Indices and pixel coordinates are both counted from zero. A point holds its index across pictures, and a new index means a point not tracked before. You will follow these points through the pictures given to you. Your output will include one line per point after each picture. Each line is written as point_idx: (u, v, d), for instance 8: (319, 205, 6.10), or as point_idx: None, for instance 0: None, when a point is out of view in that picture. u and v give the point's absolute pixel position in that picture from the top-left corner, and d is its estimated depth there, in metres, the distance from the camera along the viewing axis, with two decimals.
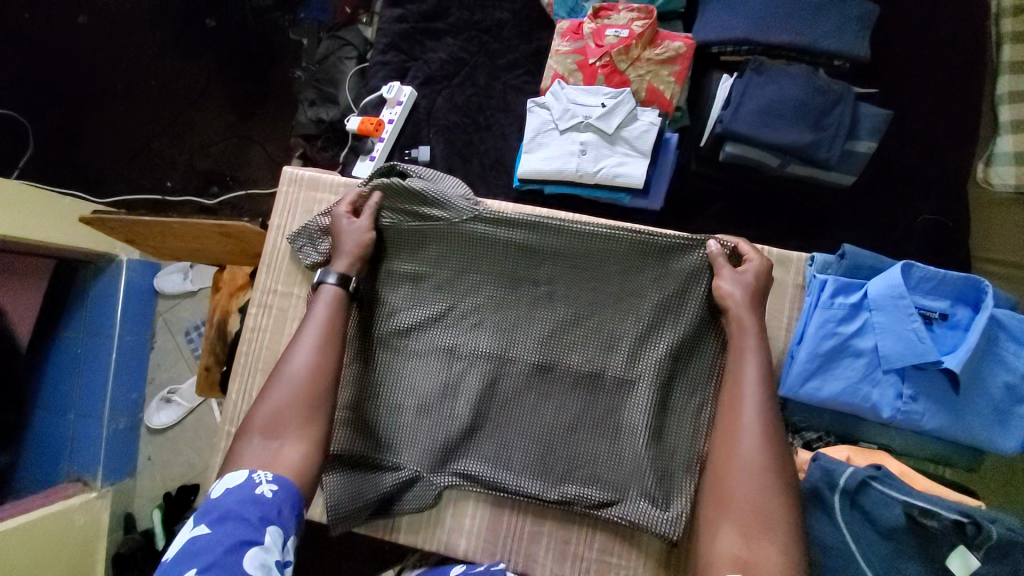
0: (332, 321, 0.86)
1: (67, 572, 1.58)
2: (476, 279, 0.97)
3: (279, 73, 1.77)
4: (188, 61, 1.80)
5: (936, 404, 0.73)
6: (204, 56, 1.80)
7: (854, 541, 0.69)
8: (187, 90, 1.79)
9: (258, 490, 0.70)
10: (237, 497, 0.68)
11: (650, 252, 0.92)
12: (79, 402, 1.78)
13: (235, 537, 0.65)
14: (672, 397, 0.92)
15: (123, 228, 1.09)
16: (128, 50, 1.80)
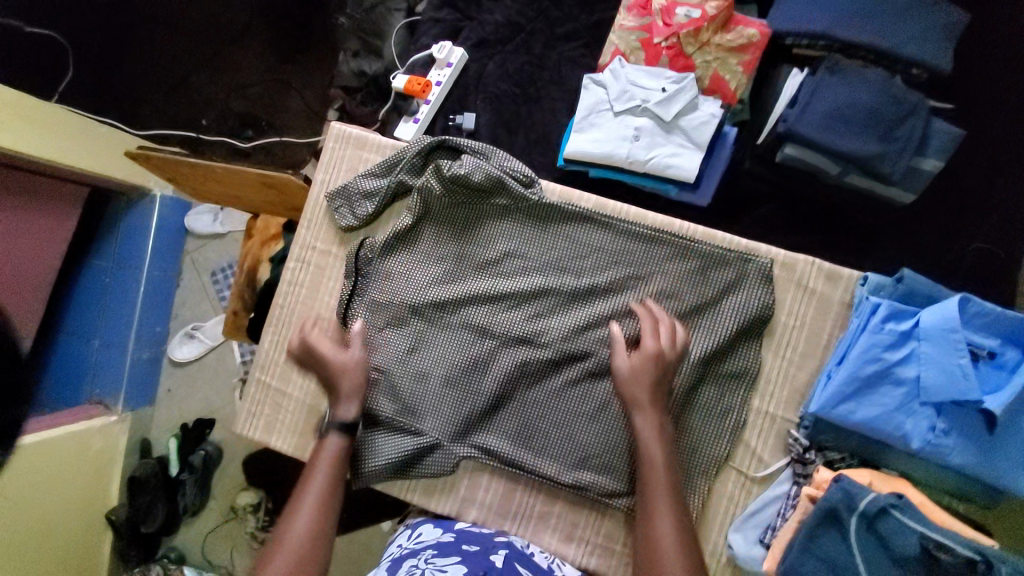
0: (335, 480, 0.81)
1: (83, 490, 1.70)
2: (523, 259, 0.95)
3: (325, 19, 1.72)
4: None
5: (970, 442, 0.72)
6: None
7: (862, 563, 0.69)
8: (230, 27, 1.75)
9: None
10: None
11: (693, 257, 0.91)
12: (105, 329, 1.84)
13: None
14: (704, 389, 0.88)
15: (166, 166, 1.08)
16: None
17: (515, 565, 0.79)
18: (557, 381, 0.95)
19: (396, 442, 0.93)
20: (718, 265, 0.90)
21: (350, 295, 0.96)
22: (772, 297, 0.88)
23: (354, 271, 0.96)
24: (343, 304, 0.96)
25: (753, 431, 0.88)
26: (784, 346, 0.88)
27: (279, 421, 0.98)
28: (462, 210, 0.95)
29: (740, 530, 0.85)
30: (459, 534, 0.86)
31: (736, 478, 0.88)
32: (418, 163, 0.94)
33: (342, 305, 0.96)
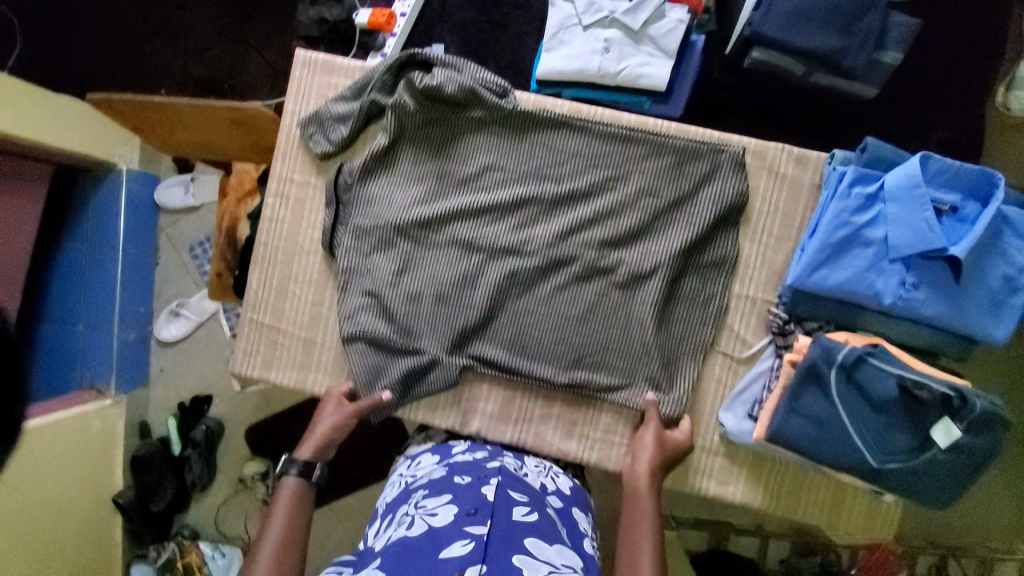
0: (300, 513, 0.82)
1: (88, 472, 1.69)
2: (504, 171, 0.96)
3: None
4: None
5: (936, 293, 0.76)
6: None
7: (849, 415, 0.73)
8: None
9: None
10: None
11: (668, 152, 0.93)
12: (88, 313, 1.80)
13: None
14: (684, 280, 0.93)
15: (131, 114, 1.04)
16: None
17: (507, 494, 0.78)
18: (548, 288, 0.97)
19: (397, 360, 0.95)
20: (692, 158, 0.92)
21: (334, 222, 0.96)
22: (746, 183, 0.90)
23: (334, 198, 0.96)
24: (327, 232, 0.96)
25: (736, 316, 0.91)
26: (760, 231, 0.91)
27: (276, 358, 0.98)
28: (438, 127, 0.95)
29: (729, 409, 0.90)
30: (450, 468, 0.86)
31: (723, 361, 0.92)
32: (389, 81, 0.93)
33: (327, 233, 0.96)
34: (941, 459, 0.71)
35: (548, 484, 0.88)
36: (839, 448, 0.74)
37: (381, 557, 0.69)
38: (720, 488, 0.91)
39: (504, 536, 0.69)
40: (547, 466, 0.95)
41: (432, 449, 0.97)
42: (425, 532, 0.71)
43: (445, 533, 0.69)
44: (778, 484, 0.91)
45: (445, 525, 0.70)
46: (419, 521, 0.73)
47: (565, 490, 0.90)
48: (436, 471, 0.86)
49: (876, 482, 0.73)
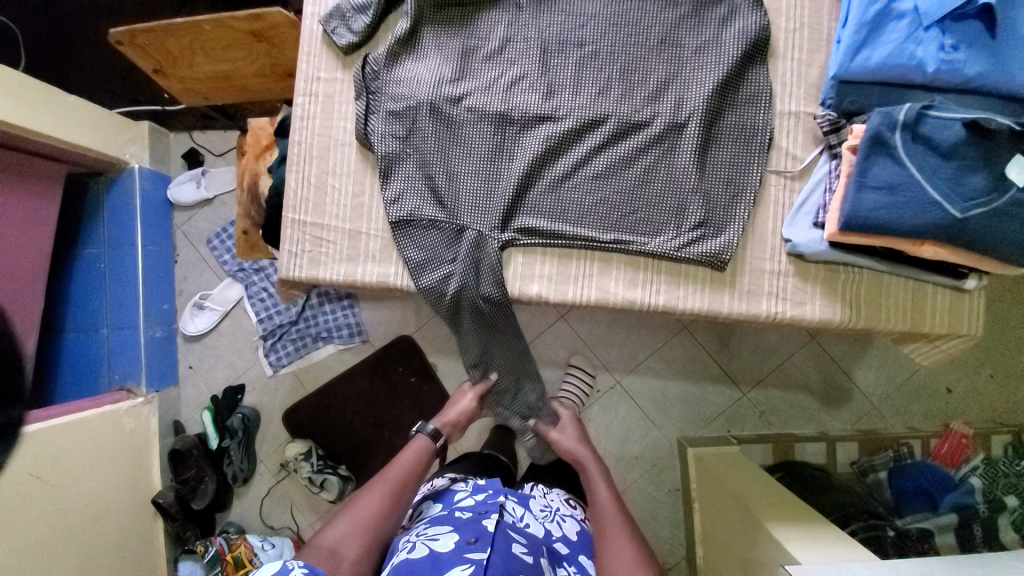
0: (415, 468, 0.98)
1: (123, 474, 1.60)
2: (525, 39, 0.94)
3: None
4: None
5: (974, 51, 0.77)
6: None
7: (919, 171, 0.73)
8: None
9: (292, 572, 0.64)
10: None
11: (684, 1, 0.91)
12: (111, 316, 1.77)
13: None
14: (723, 116, 0.90)
15: (153, 49, 1.06)
16: None
17: (509, 532, 0.80)
18: (585, 153, 0.92)
19: (440, 238, 0.94)
20: (712, 2, 0.90)
21: (365, 113, 0.95)
22: (767, 18, 0.89)
23: (363, 88, 0.96)
24: (360, 120, 0.95)
25: (782, 134, 0.90)
26: (791, 50, 0.91)
27: (323, 253, 0.97)
28: (457, 5, 0.95)
29: (793, 225, 0.88)
30: (454, 507, 0.87)
31: (778, 181, 0.90)
32: None
33: (360, 123, 0.95)
34: (1021, 199, 0.71)
35: (553, 530, 0.91)
36: (918, 210, 0.73)
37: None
38: (799, 309, 0.89)
39: (503, 567, 0.72)
40: (552, 509, 0.97)
41: (434, 496, 0.94)
42: (425, 556, 0.73)
43: (446, 560, 0.72)
44: (856, 294, 0.89)
45: (445, 552, 0.73)
46: (419, 545, 0.76)
47: (572, 534, 0.93)
48: (439, 508, 0.89)
49: (961, 237, 0.73)
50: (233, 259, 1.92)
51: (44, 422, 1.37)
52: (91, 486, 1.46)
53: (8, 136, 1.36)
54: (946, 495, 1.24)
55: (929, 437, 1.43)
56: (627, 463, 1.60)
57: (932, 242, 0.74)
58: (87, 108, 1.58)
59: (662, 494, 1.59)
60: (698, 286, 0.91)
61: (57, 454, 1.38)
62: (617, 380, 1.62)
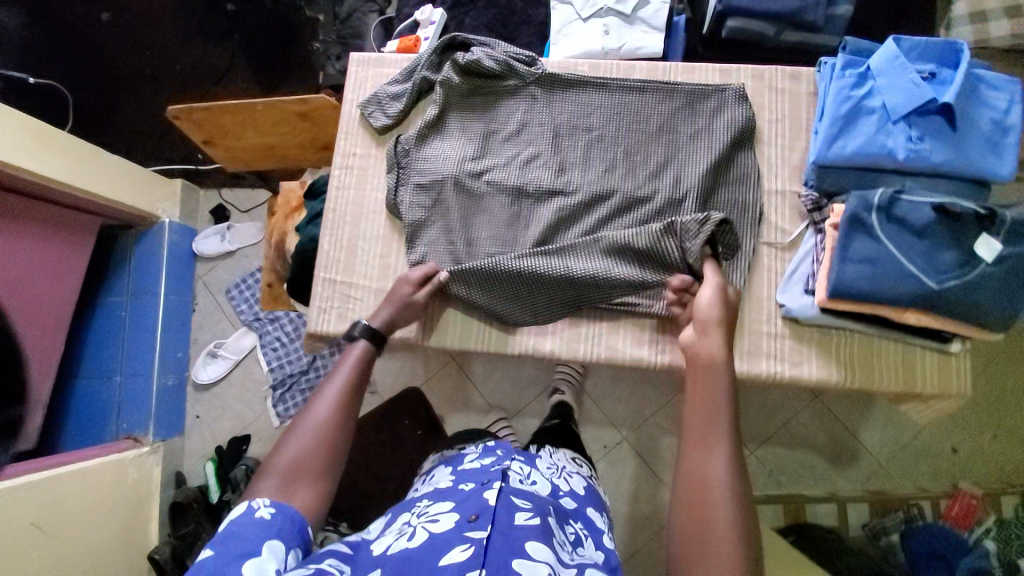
0: (357, 377, 0.86)
1: (119, 525, 1.58)
2: (539, 124, 1.07)
3: (301, 49, 1.91)
4: (212, 45, 1.95)
5: (940, 142, 0.87)
6: (230, 36, 1.94)
7: (895, 247, 0.81)
8: (213, 69, 1.93)
9: (258, 514, 0.69)
10: (236, 522, 0.68)
11: (679, 96, 1.04)
12: (127, 363, 1.82)
13: (232, 553, 0.65)
14: (717, 193, 1.01)
15: (205, 125, 1.18)
16: (154, 39, 1.96)
17: (510, 496, 0.84)
18: (593, 223, 1.02)
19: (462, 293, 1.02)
20: (703, 96, 1.04)
21: (395, 185, 1.06)
22: (752, 111, 1.02)
23: (395, 163, 1.07)
24: (391, 191, 1.06)
25: (771, 210, 1.00)
26: (774, 137, 1.03)
27: (350, 309, 1.04)
28: (479, 94, 1.09)
29: (786, 291, 0.95)
30: (460, 480, 0.94)
31: (769, 251, 0.99)
32: (435, 61, 1.09)
33: (391, 193, 1.06)
34: (990, 272, 0.78)
35: (561, 485, 1.05)
36: (896, 281, 0.81)
37: (378, 567, 0.72)
38: (796, 369, 0.95)
39: (502, 538, 0.74)
40: (559, 467, 1.13)
41: (448, 463, 1.10)
42: (425, 540, 0.75)
43: (445, 539, 0.74)
44: (850, 355, 0.95)
45: (445, 532, 0.75)
46: (420, 530, 0.78)
47: (579, 490, 1.06)
48: (444, 484, 0.96)
49: (937, 306, 0.80)
50: (250, 309, 1.99)
51: (40, 472, 1.38)
52: (85, 534, 1.45)
53: (45, 190, 1.46)
54: (963, 560, 1.36)
55: (938, 498, 1.54)
56: (631, 521, 1.58)
57: (911, 310, 0.81)
58: (131, 172, 1.73)
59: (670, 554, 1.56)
60: None
61: (60, 497, 1.39)
62: (624, 435, 1.64)
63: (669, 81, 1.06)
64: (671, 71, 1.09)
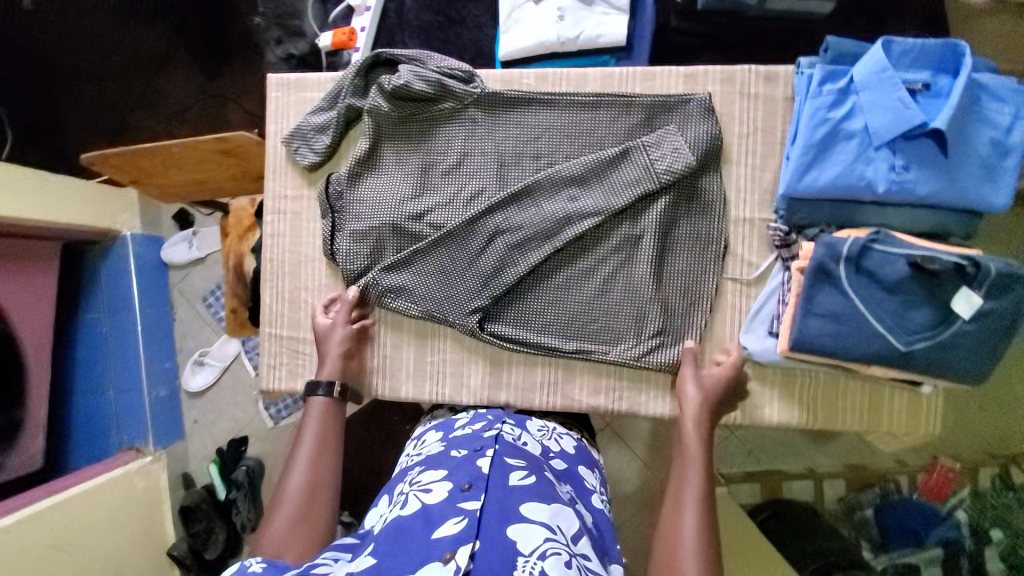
0: (329, 430, 0.82)
1: (133, 539, 1.44)
2: (483, 150, 0.95)
3: (238, 23, 1.54)
4: (138, 24, 1.58)
5: (927, 169, 0.77)
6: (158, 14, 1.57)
7: (863, 302, 0.75)
8: (149, 56, 1.58)
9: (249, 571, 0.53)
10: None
11: (637, 110, 0.92)
12: (117, 377, 1.61)
13: None
14: (679, 225, 0.91)
15: (127, 165, 1.20)
16: (65, 15, 1.58)
17: (506, 459, 0.66)
18: (540, 264, 0.93)
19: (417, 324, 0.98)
20: (665, 110, 0.91)
21: (330, 232, 0.98)
22: (718, 128, 0.90)
23: (328, 207, 0.98)
24: (327, 240, 0.98)
25: (737, 241, 0.92)
26: (745, 154, 0.92)
27: (299, 364, 1.01)
28: (413, 122, 0.97)
29: (750, 331, 0.89)
30: (449, 441, 0.74)
31: (734, 287, 0.92)
32: (360, 84, 0.97)
33: (327, 241, 0.98)
34: (966, 329, 0.72)
35: (550, 446, 0.80)
36: (861, 338, 0.75)
37: (373, 544, 0.56)
38: (757, 412, 0.92)
39: (498, 511, 0.57)
40: (550, 429, 0.86)
41: (436, 426, 0.86)
42: (417, 513, 0.58)
43: (437, 511, 0.57)
44: (813, 396, 0.91)
45: (437, 503, 0.58)
46: (412, 498, 0.61)
47: (570, 450, 0.83)
48: (434, 448, 0.75)
49: (907, 365, 0.74)
50: None
51: (38, 506, 1.20)
52: (100, 556, 1.30)
53: None
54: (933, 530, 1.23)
55: (914, 472, 1.32)
56: (620, 503, 1.38)
57: (879, 366, 0.76)
58: (77, 185, 1.48)
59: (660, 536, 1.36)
60: (656, 393, 0.94)
61: (64, 528, 1.23)
62: None
63: (625, 92, 0.93)
64: (628, 79, 0.96)
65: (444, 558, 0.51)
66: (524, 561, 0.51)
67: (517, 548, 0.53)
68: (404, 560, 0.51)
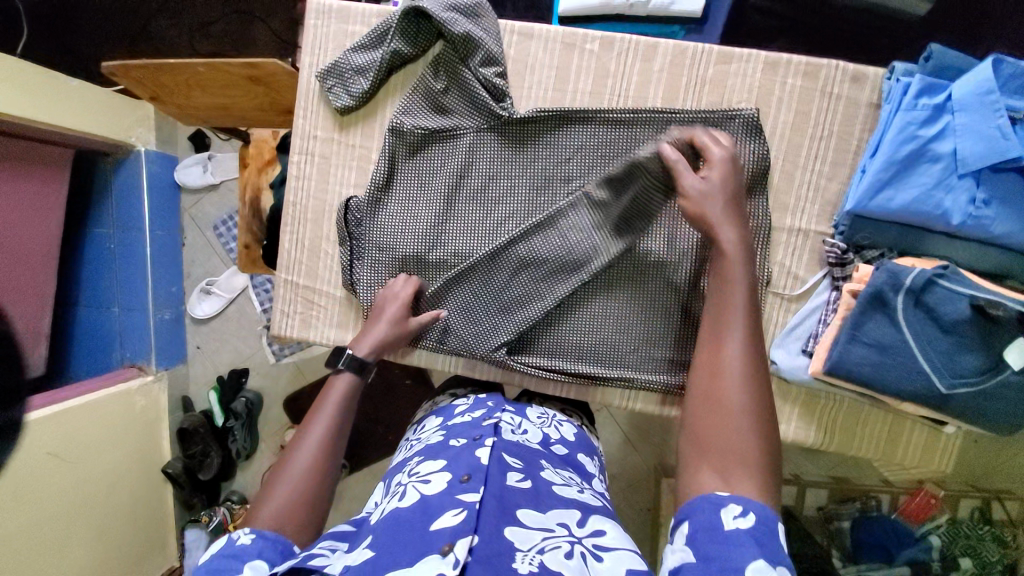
0: (346, 414, 0.73)
1: (132, 450, 1.46)
2: (539, 131, 0.88)
3: None
4: None
5: (1010, 208, 0.71)
6: None
7: (913, 337, 0.71)
8: None
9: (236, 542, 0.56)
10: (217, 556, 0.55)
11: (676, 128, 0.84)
12: (124, 295, 1.60)
13: None
14: None
15: (149, 80, 1.14)
16: None
17: (503, 456, 0.64)
18: (567, 298, 0.89)
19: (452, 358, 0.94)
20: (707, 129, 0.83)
21: (349, 260, 0.93)
22: (765, 149, 0.83)
23: (346, 236, 0.93)
24: (346, 269, 0.93)
25: (787, 251, 0.87)
26: (813, 159, 0.85)
27: (314, 316, 0.98)
28: (436, 142, 0.91)
29: (783, 345, 0.85)
30: (448, 430, 0.73)
31: (774, 299, 0.88)
32: (409, 28, 0.88)
33: (345, 270, 0.93)
34: (1013, 381, 0.69)
35: (550, 433, 0.79)
36: (901, 373, 0.72)
37: (370, 535, 0.55)
38: (773, 427, 0.90)
39: (496, 505, 0.55)
40: (549, 416, 0.85)
41: (437, 412, 0.85)
42: (414, 504, 0.57)
43: (435, 503, 0.56)
44: (833, 420, 0.89)
45: (435, 495, 0.57)
46: (410, 490, 0.60)
47: (570, 437, 0.81)
48: (433, 437, 0.73)
49: (942, 408, 0.72)
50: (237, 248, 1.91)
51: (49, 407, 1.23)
52: (97, 466, 1.32)
53: None
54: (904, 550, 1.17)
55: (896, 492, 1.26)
56: (605, 483, 1.39)
57: (913, 404, 0.73)
58: (98, 95, 1.41)
59: (639, 517, 1.38)
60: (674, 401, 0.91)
61: (67, 436, 1.24)
62: None
63: (667, 107, 0.86)
64: (701, 57, 0.87)
65: (443, 550, 0.48)
66: (523, 554, 0.50)
67: (514, 546, 0.51)
68: (402, 550, 0.50)
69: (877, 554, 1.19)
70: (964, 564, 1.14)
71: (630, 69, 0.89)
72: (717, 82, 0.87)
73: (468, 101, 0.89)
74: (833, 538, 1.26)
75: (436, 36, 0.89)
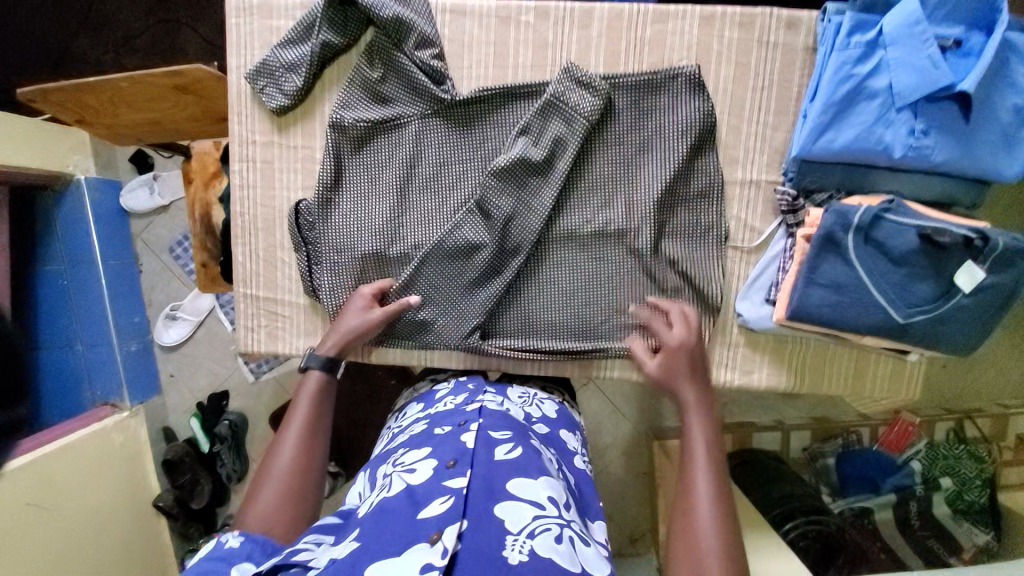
0: (322, 408, 0.74)
1: (118, 487, 1.39)
2: (481, 108, 0.86)
3: None
4: None
5: (946, 136, 0.73)
6: None
7: (867, 273, 0.73)
8: None
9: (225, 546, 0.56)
10: (205, 559, 0.54)
11: (621, 94, 0.84)
12: (84, 332, 1.53)
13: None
14: (686, 185, 0.86)
15: (71, 102, 1.07)
16: None
17: (489, 435, 0.63)
18: (534, 275, 0.88)
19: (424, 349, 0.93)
20: (651, 91, 0.83)
21: (308, 267, 0.91)
22: (710, 105, 0.83)
23: (301, 242, 0.90)
24: (305, 275, 0.91)
25: (742, 205, 0.88)
26: (757, 110, 0.86)
27: (279, 328, 0.95)
28: (381, 133, 0.88)
29: (746, 298, 0.87)
30: (432, 418, 0.72)
31: (735, 254, 0.89)
32: (337, 17, 0.85)
33: (305, 276, 0.91)
34: (966, 303, 0.71)
35: (532, 413, 0.78)
36: (859, 308, 0.74)
37: (357, 528, 0.53)
38: (747, 377, 0.92)
39: (484, 488, 0.55)
40: (529, 393, 0.85)
41: (417, 398, 0.84)
42: (401, 491, 0.56)
43: (421, 492, 0.54)
44: (802, 363, 0.91)
45: (421, 483, 0.56)
46: (395, 479, 0.58)
47: (552, 415, 0.81)
48: (416, 426, 0.72)
49: (902, 336, 0.74)
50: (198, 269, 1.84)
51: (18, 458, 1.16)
52: (81, 509, 1.26)
53: None
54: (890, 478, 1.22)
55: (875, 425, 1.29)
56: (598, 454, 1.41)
57: (875, 337, 0.76)
58: (23, 124, 1.32)
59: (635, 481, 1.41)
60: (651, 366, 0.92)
61: (43, 484, 1.18)
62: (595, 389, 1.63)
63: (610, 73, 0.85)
64: (638, 19, 0.86)
65: (432, 538, 0.48)
66: (513, 540, 0.49)
67: (505, 528, 0.51)
68: (388, 540, 0.49)
69: (863, 486, 1.24)
70: (943, 484, 1.17)
71: (569, 38, 0.88)
72: (657, 42, 0.86)
73: (407, 86, 0.87)
74: (820, 475, 1.31)
75: (366, 22, 0.86)
